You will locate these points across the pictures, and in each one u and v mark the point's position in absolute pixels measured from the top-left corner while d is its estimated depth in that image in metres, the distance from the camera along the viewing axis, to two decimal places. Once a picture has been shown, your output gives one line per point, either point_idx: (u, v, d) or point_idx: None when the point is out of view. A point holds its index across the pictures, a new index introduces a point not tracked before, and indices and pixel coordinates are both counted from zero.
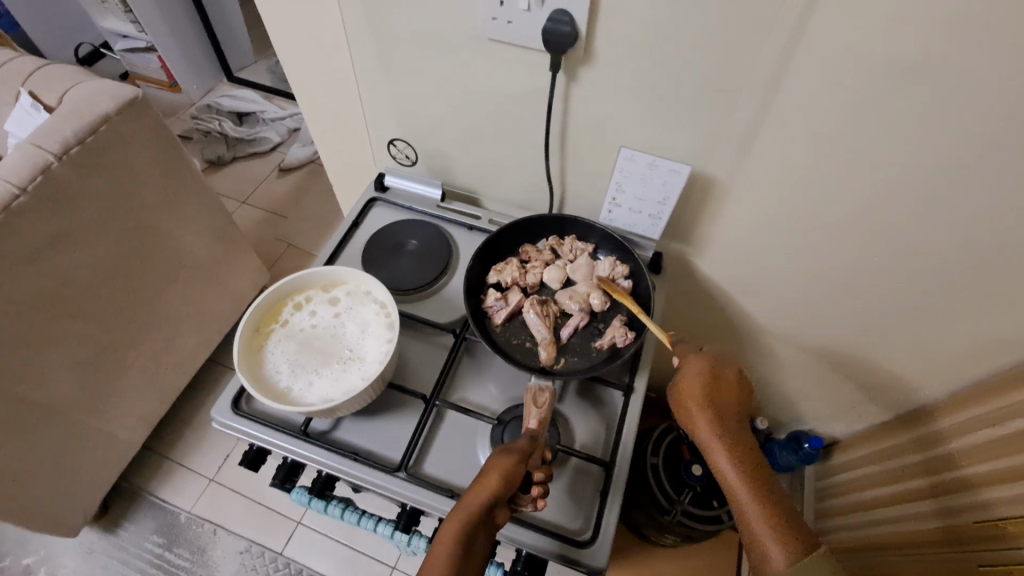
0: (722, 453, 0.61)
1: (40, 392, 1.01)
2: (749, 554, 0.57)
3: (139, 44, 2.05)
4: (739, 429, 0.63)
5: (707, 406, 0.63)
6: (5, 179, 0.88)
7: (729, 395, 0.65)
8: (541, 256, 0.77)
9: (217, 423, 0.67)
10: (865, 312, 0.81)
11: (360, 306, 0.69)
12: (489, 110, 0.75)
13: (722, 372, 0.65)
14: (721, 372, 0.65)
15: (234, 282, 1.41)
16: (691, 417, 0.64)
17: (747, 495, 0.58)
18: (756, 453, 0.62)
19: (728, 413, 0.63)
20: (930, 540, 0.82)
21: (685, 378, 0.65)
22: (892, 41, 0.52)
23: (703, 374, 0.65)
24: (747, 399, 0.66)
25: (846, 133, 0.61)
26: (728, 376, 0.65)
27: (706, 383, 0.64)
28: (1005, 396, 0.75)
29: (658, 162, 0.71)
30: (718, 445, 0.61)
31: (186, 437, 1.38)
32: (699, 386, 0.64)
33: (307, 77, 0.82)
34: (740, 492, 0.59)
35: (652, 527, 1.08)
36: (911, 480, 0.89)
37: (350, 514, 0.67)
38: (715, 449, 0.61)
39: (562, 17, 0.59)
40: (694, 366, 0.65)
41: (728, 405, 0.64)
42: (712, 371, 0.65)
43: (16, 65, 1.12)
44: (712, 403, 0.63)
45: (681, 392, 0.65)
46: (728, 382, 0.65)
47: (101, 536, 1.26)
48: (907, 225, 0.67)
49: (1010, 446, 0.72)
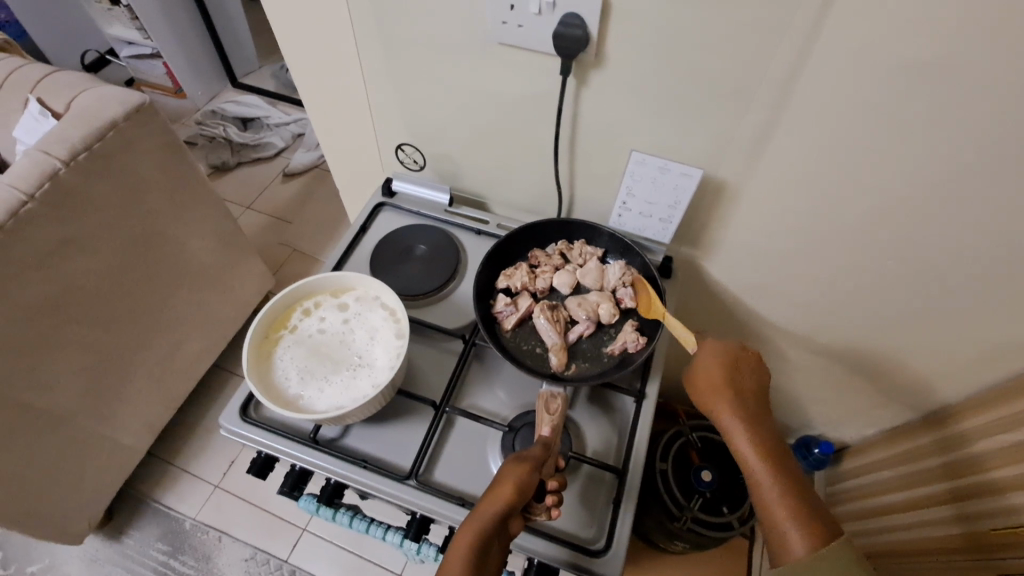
0: (743, 436, 0.60)
1: (46, 399, 1.00)
2: (768, 538, 0.56)
3: (145, 50, 2.05)
4: (760, 415, 0.63)
5: (725, 388, 0.63)
6: (12, 185, 0.88)
7: (747, 379, 0.65)
8: (551, 260, 0.76)
9: (226, 430, 0.66)
10: (878, 316, 0.80)
11: (370, 311, 0.68)
12: (498, 114, 0.74)
13: (738, 357, 0.65)
14: (738, 356, 0.65)
15: (239, 287, 1.41)
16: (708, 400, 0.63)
17: (766, 480, 0.58)
18: (775, 436, 0.61)
19: (746, 396, 0.63)
20: (951, 547, 0.80)
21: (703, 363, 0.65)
22: (909, 43, 0.51)
23: (721, 359, 0.65)
24: (765, 384, 0.66)
25: (862, 136, 0.60)
26: (745, 360, 0.66)
27: (728, 368, 0.64)
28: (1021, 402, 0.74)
29: (669, 166, 0.70)
30: (735, 425, 0.61)
31: (191, 443, 1.38)
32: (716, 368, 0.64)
33: (314, 81, 0.82)
34: (758, 475, 0.58)
35: (661, 534, 1.07)
36: (927, 485, 0.87)
37: (359, 522, 0.66)
38: (733, 431, 0.61)
39: (573, 21, 0.59)
40: (710, 349, 0.65)
41: (745, 389, 0.64)
42: (728, 356, 0.65)
43: (25, 72, 1.13)
44: (730, 385, 0.63)
45: (698, 375, 0.65)
46: (745, 367, 0.65)
47: (105, 544, 1.26)
48: (923, 228, 0.66)
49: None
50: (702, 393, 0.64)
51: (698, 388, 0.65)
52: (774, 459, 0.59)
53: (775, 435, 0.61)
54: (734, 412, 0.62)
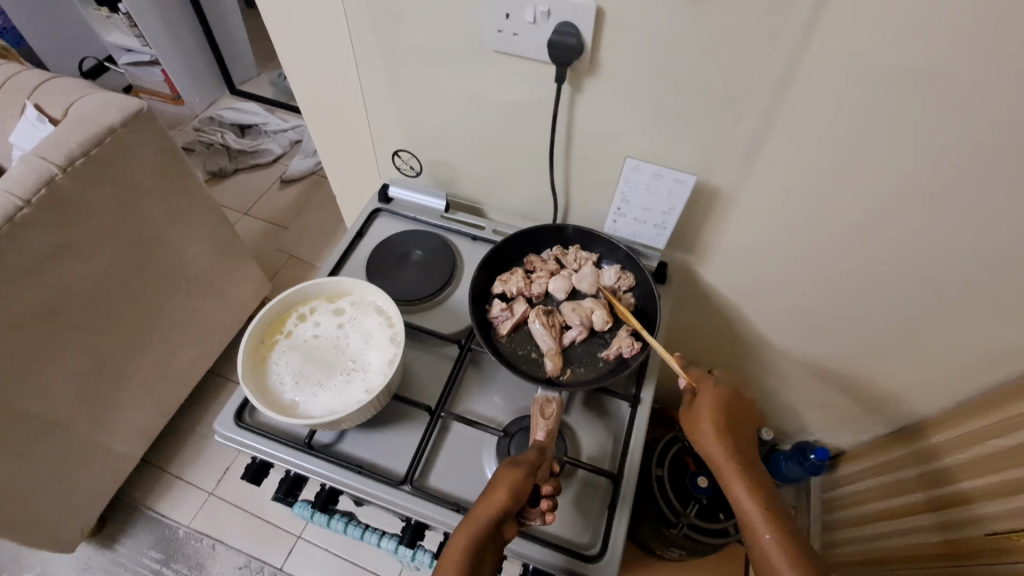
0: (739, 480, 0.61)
1: (40, 405, 1.00)
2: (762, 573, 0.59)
3: (144, 58, 2.06)
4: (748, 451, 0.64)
5: (724, 431, 0.63)
6: (9, 191, 0.88)
7: (739, 417, 0.65)
8: (546, 266, 0.76)
9: (220, 436, 0.66)
10: (871, 322, 0.81)
11: (365, 315, 0.68)
12: (494, 121, 0.75)
13: (735, 397, 0.65)
14: (734, 395, 0.65)
15: (236, 294, 1.41)
16: (702, 440, 0.63)
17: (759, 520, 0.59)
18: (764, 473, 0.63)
19: (738, 434, 0.64)
20: (936, 555, 0.81)
21: (699, 404, 0.64)
22: (895, 54, 0.52)
23: (718, 398, 0.64)
24: (754, 422, 0.66)
25: (851, 142, 0.60)
26: (739, 400, 0.65)
27: (724, 409, 0.64)
28: (1013, 407, 0.74)
29: (663, 172, 0.71)
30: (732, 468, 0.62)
31: (185, 450, 1.37)
32: (712, 409, 0.63)
33: (312, 89, 0.83)
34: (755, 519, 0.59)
35: (658, 540, 1.07)
36: (910, 494, 0.89)
37: (354, 528, 0.66)
38: (727, 472, 0.62)
39: (568, 29, 0.60)
40: (707, 390, 0.64)
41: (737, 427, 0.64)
42: (726, 396, 0.64)
43: (22, 79, 1.13)
44: (726, 424, 0.63)
45: (692, 414, 0.64)
46: (736, 402, 0.65)
47: (98, 552, 1.24)
48: (912, 234, 0.67)
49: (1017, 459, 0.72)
50: (695, 433, 0.64)
51: (691, 428, 0.65)
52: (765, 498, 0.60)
53: (764, 473, 0.63)
54: (732, 456, 0.62)
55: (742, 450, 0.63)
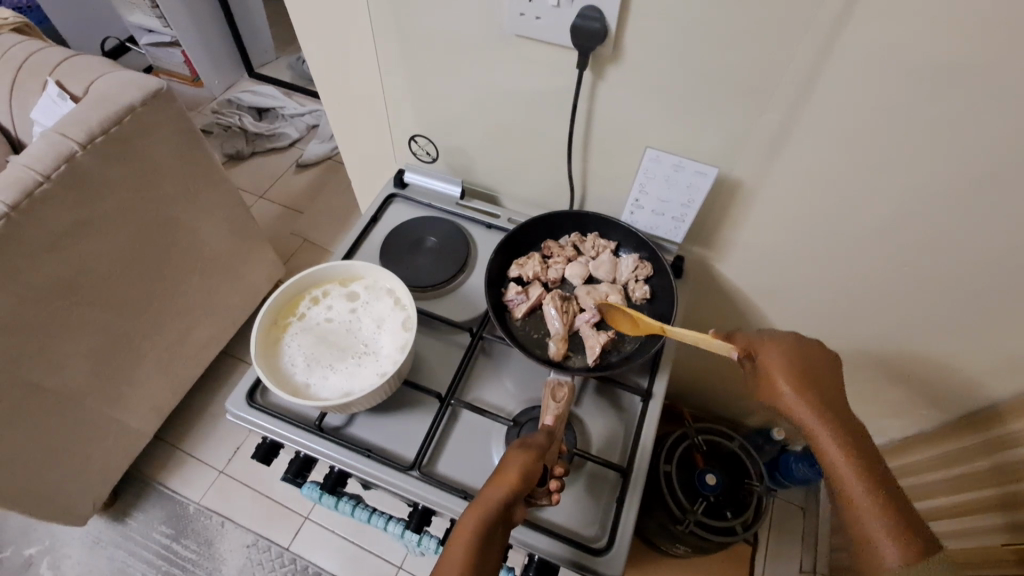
0: (834, 445, 0.55)
1: (57, 380, 1.01)
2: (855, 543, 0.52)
3: (164, 39, 2.07)
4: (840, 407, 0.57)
5: (804, 386, 0.57)
6: (31, 166, 0.90)
7: (828, 383, 0.58)
8: (563, 252, 0.76)
9: (232, 415, 0.66)
10: (892, 324, 0.79)
11: (378, 300, 0.68)
12: (511, 108, 0.74)
13: (807, 351, 0.60)
14: (802, 349, 0.60)
15: (248, 276, 1.41)
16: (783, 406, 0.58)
17: (852, 477, 0.53)
18: (875, 452, 0.55)
19: (832, 403, 0.57)
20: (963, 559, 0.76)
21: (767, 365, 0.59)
22: (934, 50, 0.50)
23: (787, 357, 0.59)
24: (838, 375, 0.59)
25: (882, 138, 0.58)
26: (813, 353, 0.59)
27: (797, 364, 0.58)
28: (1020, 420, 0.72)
29: (684, 163, 0.69)
30: (818, 422, 0.56)
31: (197, 428, 1.39)
32: (785, 370, 0.58)
33: (328, 70, 0.82)
34: (847, 474, 0.53)
35: (664, 536, 1.06)
36: (930, 497, 0.86)
37: (361, 511, 0.66)
38: (813, 426, 0.56)
39: (592, 14, 0.58)
40: (774, 348, 0.60)
41: (831, 396, 0.57)
42: (793, 352, 0.59)
43: (45, 56, 1.14)
44: (811, 385, 0.57)
45: (765, 378, 0.59)
46: (823, 371, 0.59)
47: (109, 525, 1.27)
48: (944, 235, 0.64)
49: (1015, 474, 0.70)
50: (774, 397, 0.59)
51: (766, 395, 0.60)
52: (871, 470, 0.53)
53: (871, 455, 0.54)
54: (817, 410, 0.56)
55: (840, 415, 0.56)
